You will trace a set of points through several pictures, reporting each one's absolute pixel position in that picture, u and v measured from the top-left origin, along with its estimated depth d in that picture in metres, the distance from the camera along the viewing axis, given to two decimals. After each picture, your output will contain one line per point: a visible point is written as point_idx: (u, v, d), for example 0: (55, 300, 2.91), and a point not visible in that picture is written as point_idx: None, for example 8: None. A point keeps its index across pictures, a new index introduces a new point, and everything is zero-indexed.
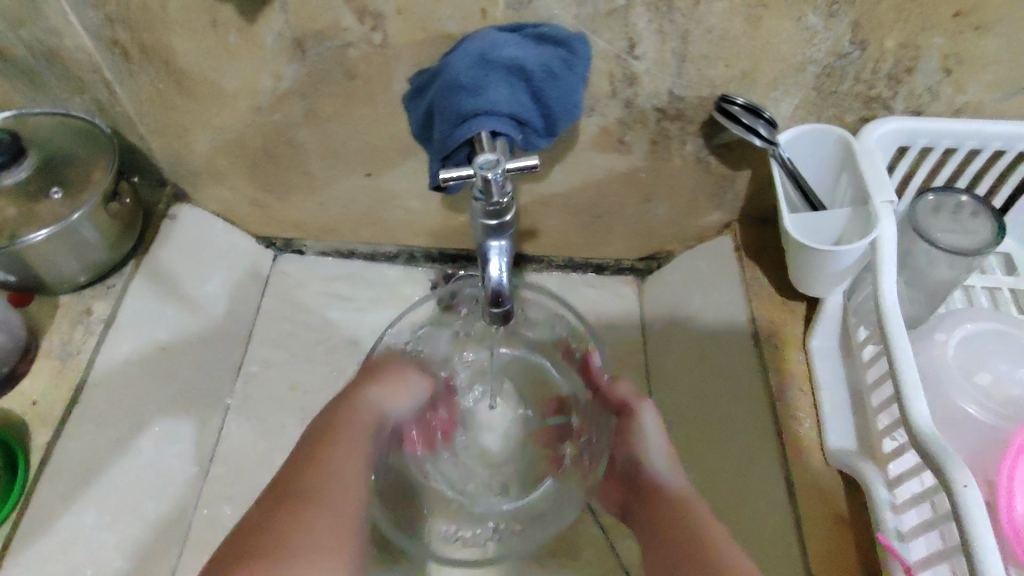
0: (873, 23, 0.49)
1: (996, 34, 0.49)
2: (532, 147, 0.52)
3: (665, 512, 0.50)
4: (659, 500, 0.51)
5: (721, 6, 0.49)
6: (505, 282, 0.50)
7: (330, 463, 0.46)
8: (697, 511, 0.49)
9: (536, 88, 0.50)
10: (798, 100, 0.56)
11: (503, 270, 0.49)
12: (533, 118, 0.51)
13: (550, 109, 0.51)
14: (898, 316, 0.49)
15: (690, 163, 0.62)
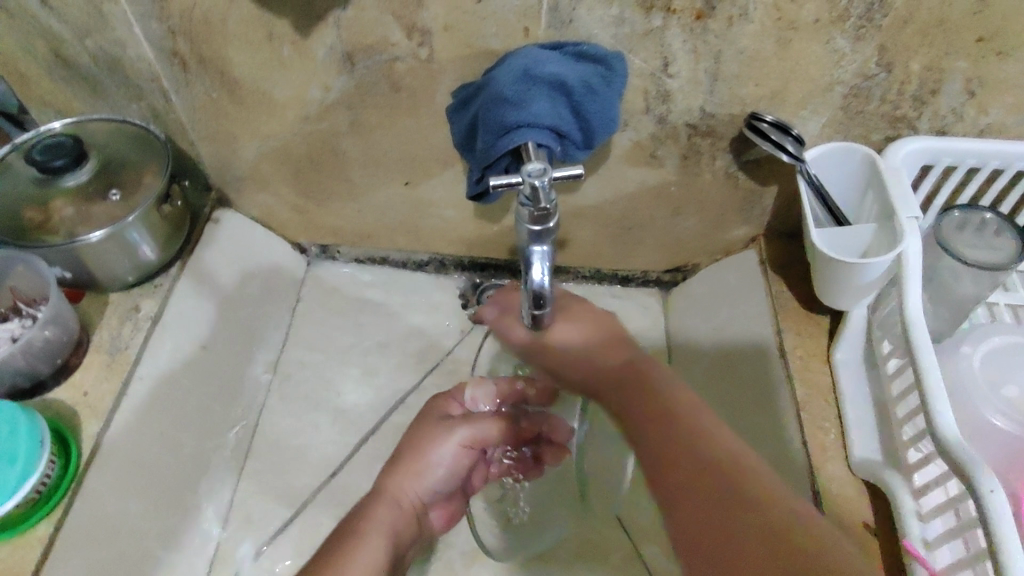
0: (899, 47, 0.51)
1: (1018, 59, 0.51)
2: (570, 159, 0.55)
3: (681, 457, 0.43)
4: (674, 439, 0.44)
5: (753, 28, 0.51)
6: (546, 285, 0.50)
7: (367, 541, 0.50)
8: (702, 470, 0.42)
9: (576, 103, 0.52)
10: (826, 119, 0.58)
11: (544, 274, 0.50)
12: (571, 131, 0.53)
13: (589, 122, 0.53)
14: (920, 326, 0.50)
15: (718, 178, 0.64)
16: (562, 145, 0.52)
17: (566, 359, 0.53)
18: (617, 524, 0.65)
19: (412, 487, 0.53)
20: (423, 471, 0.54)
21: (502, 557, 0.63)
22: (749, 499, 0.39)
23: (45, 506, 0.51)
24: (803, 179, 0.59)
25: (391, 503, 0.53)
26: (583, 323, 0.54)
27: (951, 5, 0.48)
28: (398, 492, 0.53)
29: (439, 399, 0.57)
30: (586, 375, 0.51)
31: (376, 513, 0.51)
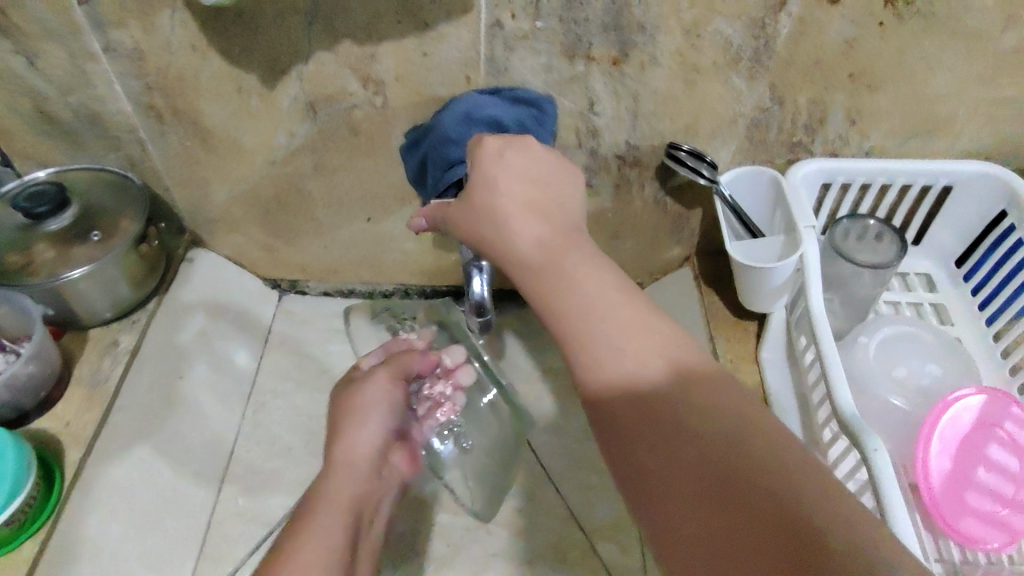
0: (787, 84, 0.60)
1: (884, 91, 0.60)
2: None
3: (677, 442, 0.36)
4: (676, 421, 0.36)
5: (662, 72, 0.59)
6: (486, 297, 0.56)
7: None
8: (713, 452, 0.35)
9: None
10: (734, 148, 0.66)
11: (484, 287, 0.56)
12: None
13: None
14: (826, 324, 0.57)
15: (649, 205, 0.71)
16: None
17: (575, 331, 0.40)
18: (577, 525, 0.69)
19: (361, 454, 0.57)
20: (363, 418, 0.58)
21: (469, 563, 0.67)
22: (761, 483, 0.32)
23: (31, 526, 0.57)
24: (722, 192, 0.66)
25: (339, 476, 0.55)
26: (556, 230, 0.44)
27: (823, 48, 0.57)
28: (350, 446, 0.57)
29: (354, 375, 0.61)
30: (622, 393, 0.38)
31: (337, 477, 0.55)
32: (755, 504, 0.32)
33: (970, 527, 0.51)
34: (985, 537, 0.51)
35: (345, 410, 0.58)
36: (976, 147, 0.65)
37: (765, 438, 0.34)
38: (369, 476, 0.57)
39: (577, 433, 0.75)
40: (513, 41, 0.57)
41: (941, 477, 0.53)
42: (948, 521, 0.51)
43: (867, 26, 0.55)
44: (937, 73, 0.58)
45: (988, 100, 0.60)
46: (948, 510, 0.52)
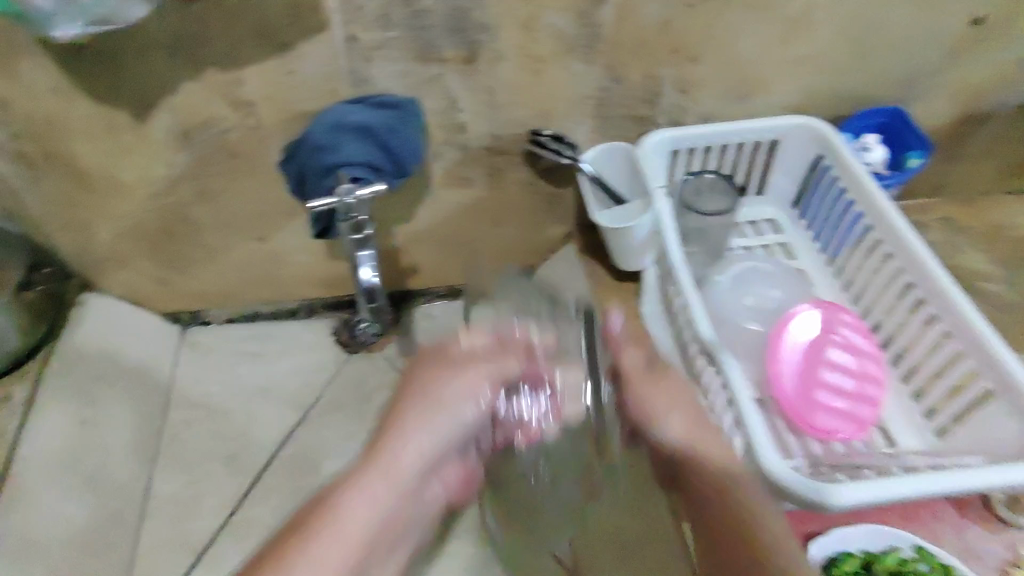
0: (619, 64, 0.67)
1: (702, 61, 0.68)
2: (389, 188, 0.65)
3: (731, 524, 0.42)
4: (714, 507, 0.43)
5: (509, 65, 0.65)
6: (374, 282, 0.69)
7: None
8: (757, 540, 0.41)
9: (384, 142, 0.63)
10: (589, 126, 0.72)
11: (372, 274, 0.69)
12: (385, 164, 0.63)
13: (398, 156, 0.64)
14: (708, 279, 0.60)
15: (523, 187, 0.78)
16: (378, 177, 0.63)
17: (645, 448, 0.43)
18: None
19: (396, 481, 0.41)
20: (434, 414, 0.42)
21: None
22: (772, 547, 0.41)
23: None
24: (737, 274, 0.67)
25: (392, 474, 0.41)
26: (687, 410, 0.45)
27: (642, 30, 0.64)
28: (389, 475, 0.41)
29: (451, 338, 0.44)
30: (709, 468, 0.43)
31: (385, 468, 0.41)
32: (752, 539, 0.41)
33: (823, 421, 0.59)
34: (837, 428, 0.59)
35: (419, 389, 0.42)
36: (789, 102, 0.74)
37: (751, 505, 0.42)
38: (403, 496, 0.42)
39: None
40: (368, 52, 0.61)
41: (794, 385, 0.60)
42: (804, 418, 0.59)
43: (677, 7, 0.62)
44: (743, 41, 0.67)
45: (789, 59, 0.70)
46: (802, 409, 0.59)
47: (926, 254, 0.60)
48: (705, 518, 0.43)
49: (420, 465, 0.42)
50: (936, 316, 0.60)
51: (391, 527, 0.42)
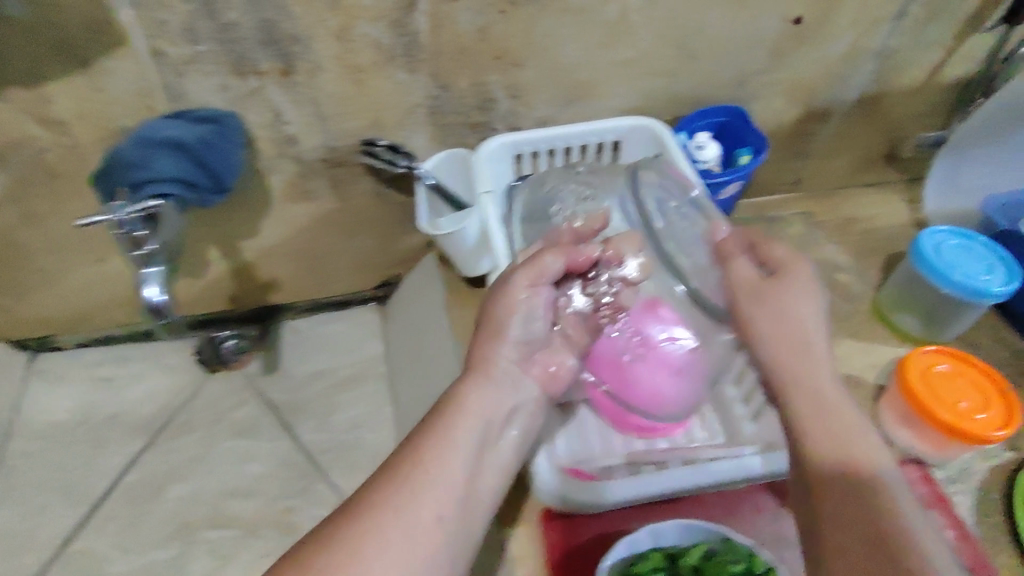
0: (446, 72, 0.66)
1: (528, 67, 0.68)
2: (207, 203, 0.63)
3: (843, 503, 0.44)
4: (843, 486, 0.44)
5: (330, 76, 0.63)
6: (161, 299, 0.60)
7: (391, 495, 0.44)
8: (886, 523, 0.42)
9: (198, 157, 0.61)
10: (426, 134, 0.72)
11: (157, 290, 0.60)
12: (199, 180, 0.61)
13: (215, 171, 0.62)
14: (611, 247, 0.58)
15: (371, 197, 0.77)
16: (190, 192, 0.61)
17: (814, 428, 0.47)
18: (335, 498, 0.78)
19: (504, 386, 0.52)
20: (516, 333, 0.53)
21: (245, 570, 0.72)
22: (884, 533, 0.41)
23: None
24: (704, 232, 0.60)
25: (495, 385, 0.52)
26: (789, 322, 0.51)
27: (462, 38, 0.63)
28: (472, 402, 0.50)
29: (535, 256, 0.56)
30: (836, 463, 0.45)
31: (490, 377, 0.52)
32: (860, 490, 0.44)
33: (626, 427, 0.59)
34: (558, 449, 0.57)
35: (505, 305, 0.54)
36: (624, 105, 0.76)
37: (867, 454, 0.46)
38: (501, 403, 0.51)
39: (344, 425, 0.82)
40: (176, 65, 0.59)
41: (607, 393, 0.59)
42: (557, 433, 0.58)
43: (491, 14, 0.62)
44: (565, 45, 0.68)
45: (615, 61, 0.71)
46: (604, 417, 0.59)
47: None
48: (841, 496, 0.44)
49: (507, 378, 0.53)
50: None
51: (493, 419, 0.51)
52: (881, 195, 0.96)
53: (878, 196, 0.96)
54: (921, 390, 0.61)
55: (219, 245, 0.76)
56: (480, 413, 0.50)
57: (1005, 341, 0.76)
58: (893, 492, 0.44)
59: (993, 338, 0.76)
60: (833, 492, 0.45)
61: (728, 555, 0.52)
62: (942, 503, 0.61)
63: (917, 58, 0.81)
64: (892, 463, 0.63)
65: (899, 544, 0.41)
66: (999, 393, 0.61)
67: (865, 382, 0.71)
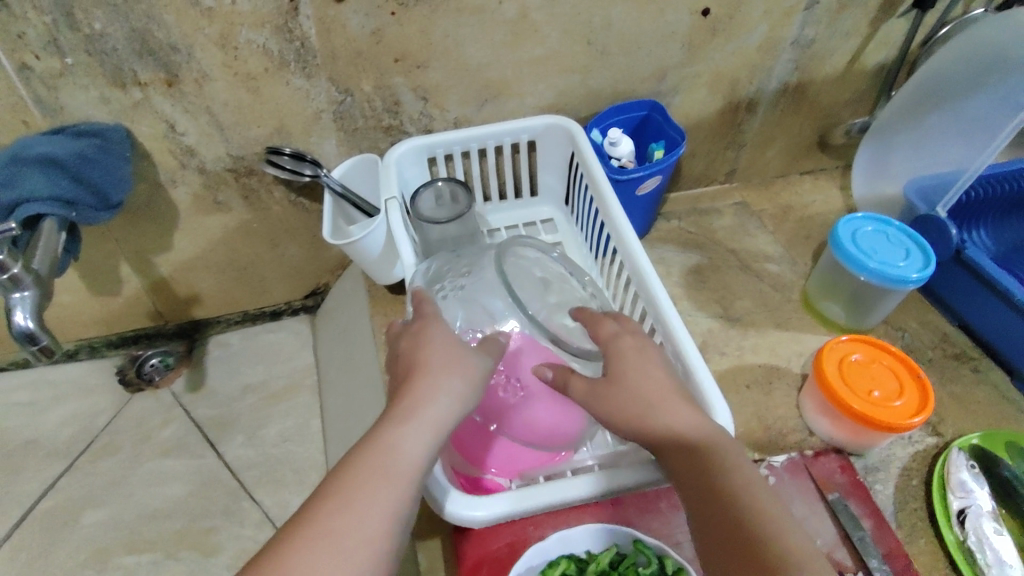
0: (344, 77, 0.65)
1: (433, 68, 0.67)
2: (92, 220, 0.62)
3: (707, 495, 0.39)
4: (703, 476, 0.40)
5: (220, 85, 0.62)
6: (31, 326, 0.52)
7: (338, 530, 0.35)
8: (746, 514, 0.38)
9: (76, 173, 0.59)
10: (335, 140, 0.71)
11: (25, 317, 0.52)
12: (80, 197, 0.60)
13: (97, 186, 0.61)
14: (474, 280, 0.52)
15: (287, 206, 0.76)
16: (72, 211, 0.59)
17: (648, 420, 0.43)
18: (259, 507, 0.80)
19: (430, 425, 0.39)
20: (453, 378, 0.40)
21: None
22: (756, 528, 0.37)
23: None
24: (622, 290, 0.68)
25: (419, 427, 0.39)
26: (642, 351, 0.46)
27: (355, 41, 0.62)
28: (392, 448, 0.38)
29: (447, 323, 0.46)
30: (686, 452, 0.41)
31: (414, 414, 0.39)
32: (712, 477, 0.40)
33: (521, 461, 0.55)
34: (459, 466, 0.56)
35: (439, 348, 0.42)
36: (541, 102, 0.74)
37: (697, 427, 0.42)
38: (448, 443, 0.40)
39: (273, 439, 0.85)
40: (50, 80, 0.57)
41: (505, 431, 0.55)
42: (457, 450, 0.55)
43: (382, 15, 0.60)
44: (467, 45, 0.65)
45: (522, 60, 0.69)
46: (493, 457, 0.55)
47: (640, 249, 0.62)
48: (695, 490, 0.40)
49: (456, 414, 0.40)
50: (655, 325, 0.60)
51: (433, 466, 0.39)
52: (819, 184, 0.94)
53: (816, 183, 0.94)
54: (835, 381, 0.60)
55: (133, 260, 0.76)
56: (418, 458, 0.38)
57: (937, 328, 0.75)
58: (734, 467, 0.40)
59: (922, 324, 0.75)
60: (698, 486, 0.40)
61: (636, 557, 0.51)
62: (860, 491, 0.60)
63: (838, 45, 0.79)
64: (812, 452, 0.62)
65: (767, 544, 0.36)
66: (915, 379, 0.60)
67: (792, 373, 0.70)
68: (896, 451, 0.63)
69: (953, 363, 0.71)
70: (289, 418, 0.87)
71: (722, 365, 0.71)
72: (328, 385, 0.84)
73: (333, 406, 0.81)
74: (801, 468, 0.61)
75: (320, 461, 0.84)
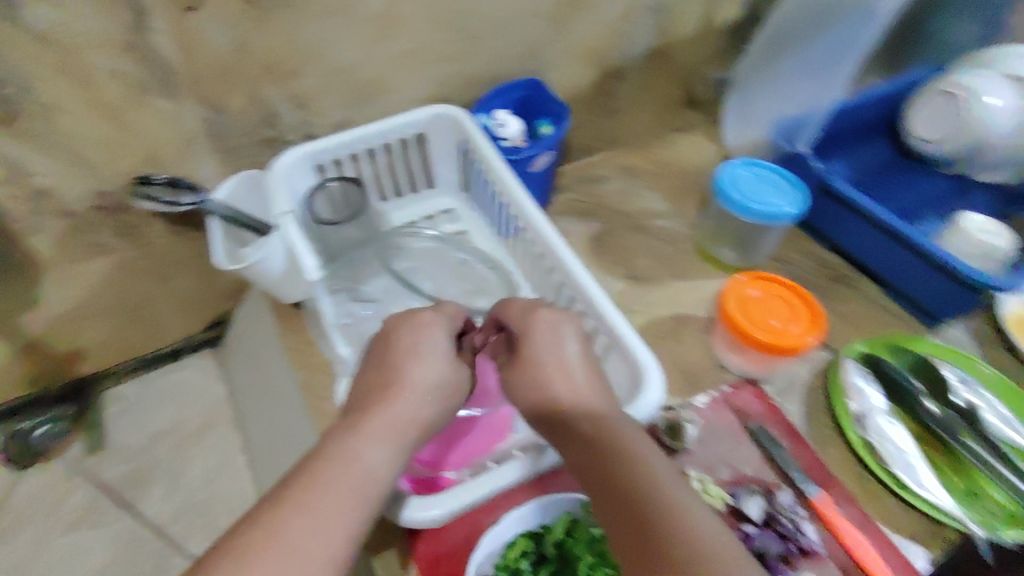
0: (211, 93, 0.61)
1: (306, 74, 0.64)
2: None
3: (609, 475, 0.44)
4: (608, 454, 0.45)
5: (72, 117, 0.58)
6: None
7: (295, 523, 0.39)
8: (647, 488, 0.42)
9: None
10: (212, 161, 0.67)
11: None
12: None
13: None
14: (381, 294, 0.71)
15: (169, 237, 0.71)
16: None
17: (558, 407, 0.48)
18: (182, 554, 0.80)
19: (389, 418, 0.45)
20: (419, 358, 0.49)
21: None
22: (648, 504, 0.42)
23: None
24: (534, 266, 0.70)
25: (372, 436, 0.44)
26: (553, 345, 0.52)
27: (216, 54, 0.58)
28: (349, 455, 0.43)
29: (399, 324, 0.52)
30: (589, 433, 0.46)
31: (370, 413, 0.45)
32: (614, 457, 0.45)
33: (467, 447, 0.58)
34: (408, 470, 0.56)
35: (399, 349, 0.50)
36: (422, 95, 0.73)
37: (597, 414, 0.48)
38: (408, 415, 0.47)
39: (197, 481, 0.84)
40: None
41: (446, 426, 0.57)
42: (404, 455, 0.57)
43: (241, 24, 0.57)
44: (337, 46, 0.63)
45: (396, 54, 0.68)
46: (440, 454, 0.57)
47: (546, 226, 0.64)
48: (601, 468, 0.45)
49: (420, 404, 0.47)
50: (574, 296, 0.63)
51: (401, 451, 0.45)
52: (694, 138, 1.00)
53: (692, 138, 1.00)
54: (739, 317, 0.65)
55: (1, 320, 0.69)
56: (378, 441, 0.44)
57: (815, 255, 0.82)
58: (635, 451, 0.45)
59: (802, 254, 0.82)
60: (603, 465, 0.45)
61: (589, 522, 0.53)
62: (778, 416, 0.64)
63: (693, 6, 0.84)
64: (730, 386, 0.66)
65: (658, 515, 0.41)
66: (806, 305, 0.66)
67: (699, 318, 0.74)
68: (801, 371, 0.69)
69: (835, 284, 0.79)
70: (211, 456, 0.86)
71: (635, 322, 0.73)
72: (246, 413, 0.82)
73: (256, 434, 0.79)
74: (722, 404, 0.64)
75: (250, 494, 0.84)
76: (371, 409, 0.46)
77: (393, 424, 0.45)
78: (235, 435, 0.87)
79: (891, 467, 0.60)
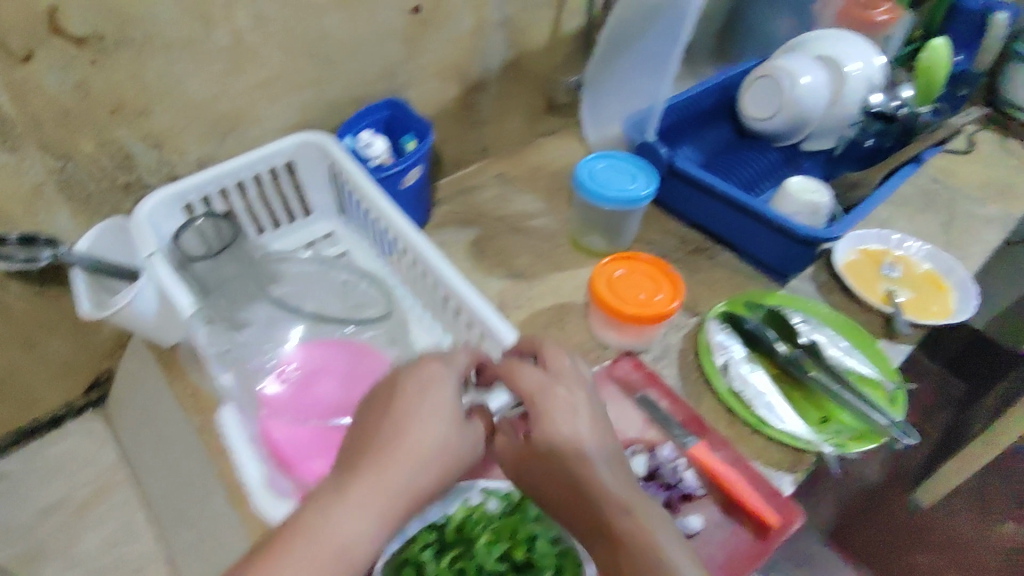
0: (57, 140, 0.61)
1: (158, 114, 0.64)
2: None
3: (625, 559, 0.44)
4: (624, 539, 0.44)
5: None
6: None
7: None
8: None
9: None
10: (69, 211, 0.66)
11: None
12: None
13: None
14: (262, 321, 0.68)
15: (32, 297, 0.69)
16: None
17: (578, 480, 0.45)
18: None
19: (379, 483, 0.42)
20: (416, 417, 0.46)
21: None
22: None
23: None
24: (418, 279, 0.71)
25: (359, 506, 0.41)
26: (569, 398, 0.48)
27: (57, 100, 0.58)
28: (331, 526, 0.40)
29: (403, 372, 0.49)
30: (599, 507, 0.45)
31: (360, 478, 0.42)
32: (629, 546, 0.44)
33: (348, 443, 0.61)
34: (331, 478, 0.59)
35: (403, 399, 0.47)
36: (284, 123, 0.75)
37: (616, 493, 0.45)
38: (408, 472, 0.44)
39: (96, 549, 0.81)
40: None
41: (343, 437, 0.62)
42: (271, 458, 0.58)
43: (81, 67, 0.57)
44: (188, 82, 0.64)
45: (251, 85, 0.69)
46: (297, 453, 0.58)
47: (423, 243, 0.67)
48: (620, 551, 0.44)
49: (417, 459, 0.44)
50: (456, 300, 0.65)
51: (392, 516, 0.43)
52: (560, 141, 1.07)
53: (558, 141, 1.07)
54: (607, 295, 0.70)
55: None
56: (365, 508, 0.41)
57: (675, 233, 0.91)
58: (656, 544, 0.43)
59: (663, 233, 0.91)
60: (617, 548, 0.44)
61: (486, 504, 0.56)
62: (653, 379, 0.70)
63: (537, 18, 0.90)
64: (610, 360, 0.72)
65: None
66: (664, 275, 0.73)
67: (577, 304, 0.80)
68: (673, 338, 0.75)
69: (693, 256, 0.88)
70: (108, 522, 0.83)
71: (520, 316, 0.78)
72: (143, 469, 0.80)
73: (155, 488, 0.77)
74: (603, 377, 0.70)
75: (158, 553, 0.83)
76: (360, 472, 0.43)
77: (383, 489, 0.42)
78: (137, 493, 0.85)
79: (755, 408, 0.67)
